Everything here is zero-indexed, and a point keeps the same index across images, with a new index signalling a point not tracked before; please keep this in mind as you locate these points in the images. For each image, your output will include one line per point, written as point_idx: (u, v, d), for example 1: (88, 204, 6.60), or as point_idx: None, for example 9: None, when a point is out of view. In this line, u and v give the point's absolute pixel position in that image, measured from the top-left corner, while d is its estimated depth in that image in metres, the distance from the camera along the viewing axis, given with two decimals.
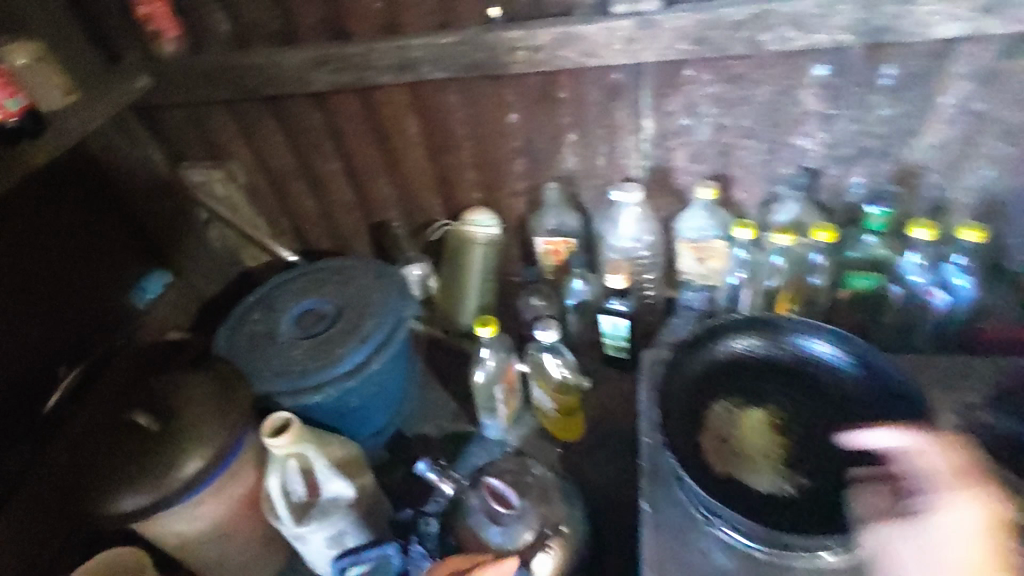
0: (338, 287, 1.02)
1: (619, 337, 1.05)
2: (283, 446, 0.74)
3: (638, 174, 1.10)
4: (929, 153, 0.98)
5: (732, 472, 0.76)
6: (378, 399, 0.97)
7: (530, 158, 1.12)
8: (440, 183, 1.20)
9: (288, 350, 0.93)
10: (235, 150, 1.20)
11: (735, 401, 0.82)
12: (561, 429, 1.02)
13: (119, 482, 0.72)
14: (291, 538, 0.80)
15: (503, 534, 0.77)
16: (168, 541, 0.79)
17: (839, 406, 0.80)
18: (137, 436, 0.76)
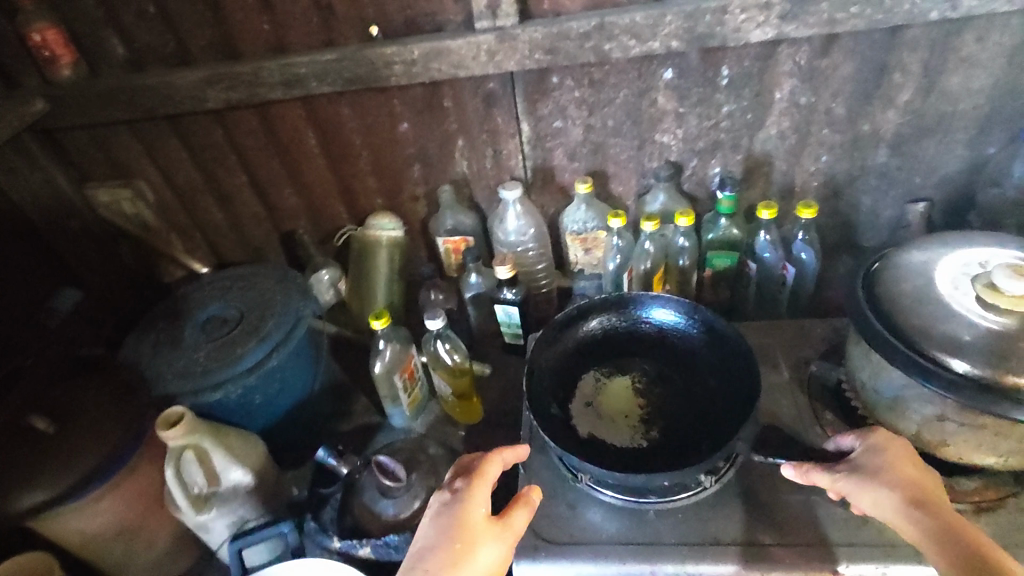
0: (239, 293, 1.08)
1: (513, 325, 1.15)
2: (177, 438, 0.79)
3: (524, 173, 1.19)
4: (771, 143, 1.11)
5: (595, 432, 0.84)
6: (281, 395, 1.02)
7: (425, 164, 1.20)
8: (344, 192, 1.26)
9: (188, 354, 0.98)
10: (141, 168, 1.23)
11: (600, 369, 0.92)
12: (460, 412, 1.09)
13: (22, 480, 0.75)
14: (195, 527, 0.85)
15: (394, 504, 0.84)
16: (73, 536, 0.82)
17: (685, 366, 0.91)
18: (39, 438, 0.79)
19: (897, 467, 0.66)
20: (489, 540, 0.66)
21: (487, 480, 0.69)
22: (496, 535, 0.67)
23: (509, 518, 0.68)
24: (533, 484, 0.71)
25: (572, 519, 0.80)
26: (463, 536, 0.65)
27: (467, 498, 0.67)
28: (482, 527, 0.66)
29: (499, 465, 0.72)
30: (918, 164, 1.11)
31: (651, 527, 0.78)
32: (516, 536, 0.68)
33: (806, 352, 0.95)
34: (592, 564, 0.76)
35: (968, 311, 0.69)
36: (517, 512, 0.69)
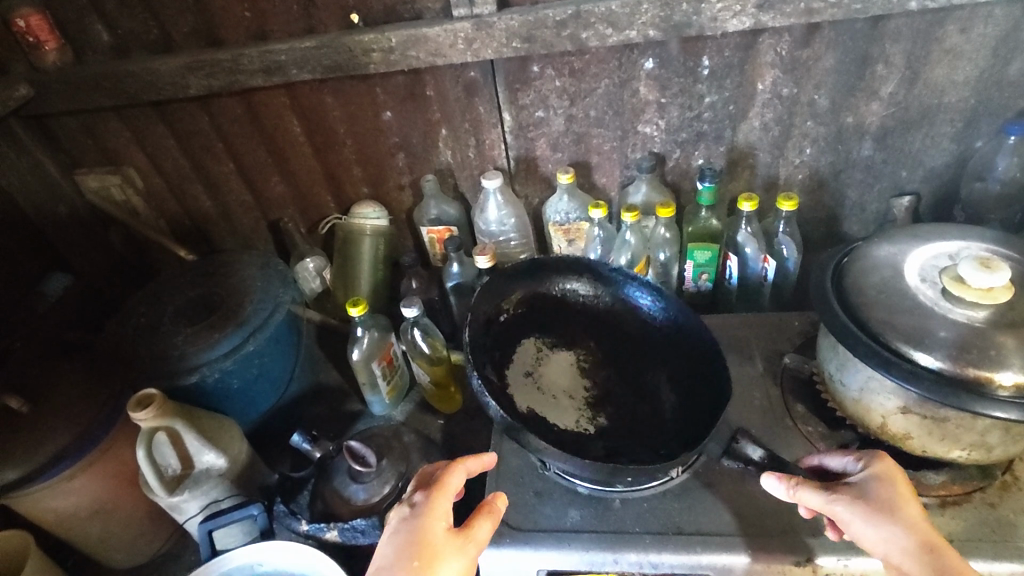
0: (222, 279, 1.09)
1: None
2: (148, 420, 0.80)
3: (507, 162, 1.19)
4: (754, 136, 1.10)
5: (534, 406, 0.83)
6: (259, 380, 1.04)
7: (410, 153, 1.20)
8: (329, 180, 1.27)
9: (168, 338, 0.98)
10: (129, 155, 1.24)
11: (545, 339, 0.93)
12: (439, 402, 1.10)
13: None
14: (168, 507, 0.86)
15: (364, 489, 0.85)
16: (47, 513, 0.84)
17: (636, 349, 0.92)
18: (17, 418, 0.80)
19: (909, 504, 0.62)
20: (450, 553, 0.66)
21: (448, 492, 0.70)
22: (458, 548, 0.67)
23: (473, 529, 0.69)
24: (496, 493, 0.72)
25: (538, 508, 0.80)
26: (423, 550, 0.65)
27: (427, 511, 0.68)
28: (443, 540, 0.66)
29: (462, 476, 0.72)
30: (903, 157, 1.10)
31: (616, 516, 0.77)
32: (479, 547, 0.68)
33: (782, 344, 0.94)
34: (556, 551, 0.75)
35: (934, 304, 0.68)
36: (480, 522, 0.69)
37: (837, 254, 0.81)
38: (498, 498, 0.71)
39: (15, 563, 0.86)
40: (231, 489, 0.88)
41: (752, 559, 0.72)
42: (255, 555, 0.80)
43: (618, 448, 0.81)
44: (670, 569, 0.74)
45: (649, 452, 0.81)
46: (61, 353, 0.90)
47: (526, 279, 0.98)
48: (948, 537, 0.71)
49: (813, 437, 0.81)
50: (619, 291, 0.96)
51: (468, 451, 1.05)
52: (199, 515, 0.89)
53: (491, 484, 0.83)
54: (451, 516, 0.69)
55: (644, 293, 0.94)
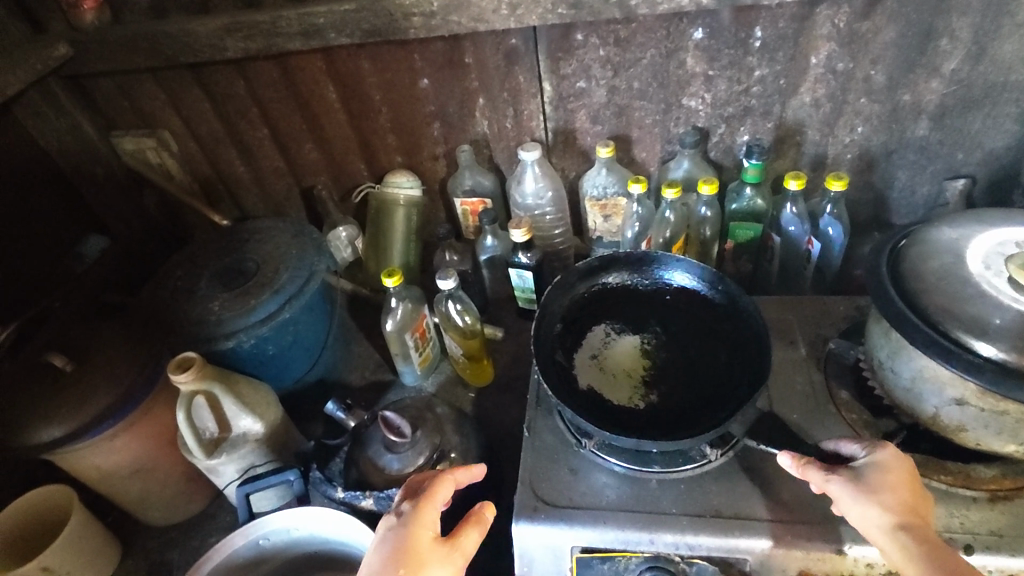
0: (257, 245, 1.09)
1: (527, 289, 1.14)
2: (188, 384, 0.80)
3: (546, 134, 1.17)
4: (805, 112, 1.06)
5: (595, 385, 0.85)
6: (294, 347, 1.04)
7: (446, 122, 1.18)
8: (363, 148, 1.25)
9: (206, 302, 0.99)
10: (166, 118, 1.24)
11: (612, 324, 0.92)
12: (470, 374, 1.10)
13: (44, 413, 0.78)
14: (206, 470, 0.88)
15: (398, 459, 0.84)
16: (90, 469, 0.85)
17: (704, 328, 0.91)
18: (61, 377, 0.81)
19: (898, 489, 0.64)
20: (437, 562, 0.65)
21: (436, 501, 0.69)
22: (445, 557, 0.66)
23: (460, 538, 0.68)
24: (485, 504, 0.71)
25: (573, 485, 0.79)
26: (410, 559, 0.64)
27: (414, 520, 0.67)
28: (430, 549, 0.66)
29: (450, 486, 0.71)
30: (961, 138, 1.05)
31: (652, 496, 0.77)
32: (466, 556, 0.68)
33: (826, 329, 0.92)
34: (591, 529, 0.74)
35: (1000, 293, 0.65)
36: (468, 532, 0.69)
37: (894, 237, 0.77)
38: (488, 508, 0.71)
39: (60, 515, 0.89)
40: (267, 454, 0.89)
41: (793, 547, 0.70)
42: (293, 519, 0.80)
43: (673, 422, 0.80)
44: (705, 552, 0.72)
45: (700, 420, 0.80)
46: (102, 313, 0.91)
47: (586, 278, 0.98)
48: (998, 532, 0.68)
49: (858, 425, 0.79)
50: (664, 280, 0.97)
51: (499, 425, 1.05)
52: (237, 479, 0.90)
53: (526, 459, 0.82)
54: (438, 525, 0.68)
55: (690, 274, 0.96)
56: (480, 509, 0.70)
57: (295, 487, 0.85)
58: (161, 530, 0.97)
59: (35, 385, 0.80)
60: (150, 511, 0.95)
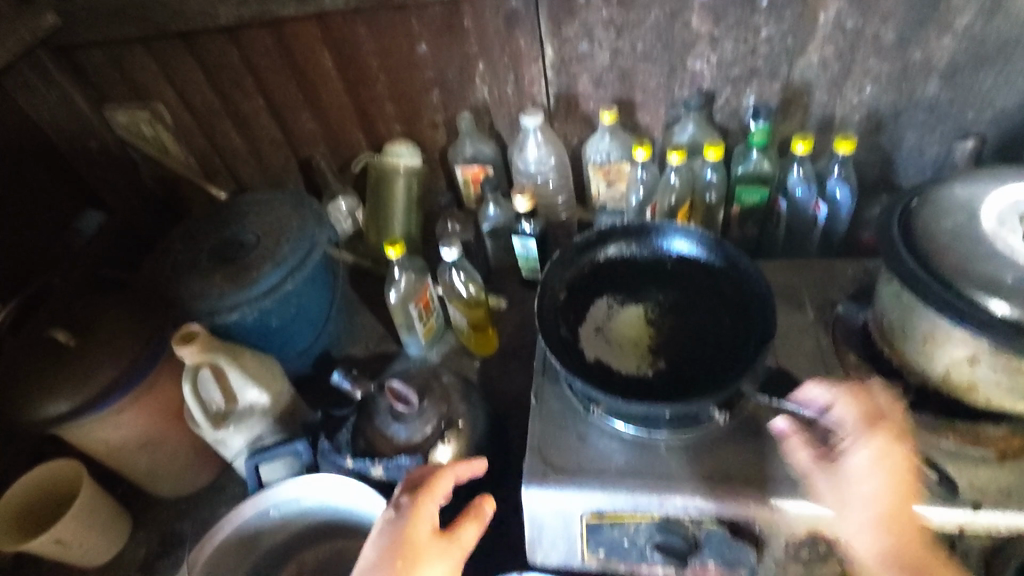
0: (257, 217, 1.07)
1: (530, 259, 1.12)
2: (193, 356, 0.80)
3: (547, 100, 1.14)
4: (813, 72, 1.03)
5: (601, 357, 0.85)
6: (297, 320, 1.03)
7: (445, 90, 1.16)
8: (361, 118, 1.23)
9: (208, 275, 0.98)
10: (158, 89, 1.21)
11: (614, 296, 0.91)
12: (475, 344, 1.09)
13: (51, 388, 0.78)
14: (214, 442, 0.88)
15: (406, 429, 0.84)
16: (99, 443, 0.85)
17: (707, 291, 0.89)
18: (66, 352, 0.81)
19: (879, 469, 0.66)
20: (436, 555, 0.66)
21: (436, 494, 0.70)
22: (443, 550, 0.67)
23: (459, 532, 0.69)
24: (484, 499, 0.72)
25: (581, 450, 0.79)
26: (408, 551, 0.65)
27: (413, 513, 0.68)
28: (428, 542, 0.67)
29: (450, 481, 0.72)
30: (972, 97, 1.03)
31: (661, 460, 0.77)
32: (466, 550, 0.69)
33: (834, 293, 0.91)
34: (601, 494, 0.74)
35: (1013, 251, 0.64)
36: (467, 526, 0.70)
37: (904, 196, 0.76)
38: (486, 502, 0.72)
39: (71, 488, 0.89)
40: (275, 426, 0.89)
41: (803, 508, 0.70)
42: (303, 488, 0.81)
43: (678, 389, 0.80)
44: (715, 514, 0.72)
45: (702, 387, 0.79)
46: (103, 287, 0.90)
47: (585, 252, 0.95)
48: (1006, 491, 0.69)
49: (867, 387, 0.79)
50: (662, 245, 0.94)
51: (505, 395, 1.05)
52: (245, 451, 0.90)
53: (534, 426, 0.82)
54: (437, 519, 0.69)
55: (692, 240, 0.93)
56: (478, 505, 0.72)
57: (305, 457, 0.86)
58: (172, 504, 0.98)
59: (40, 361, 0.80)
60: (161, 484, 0.95)
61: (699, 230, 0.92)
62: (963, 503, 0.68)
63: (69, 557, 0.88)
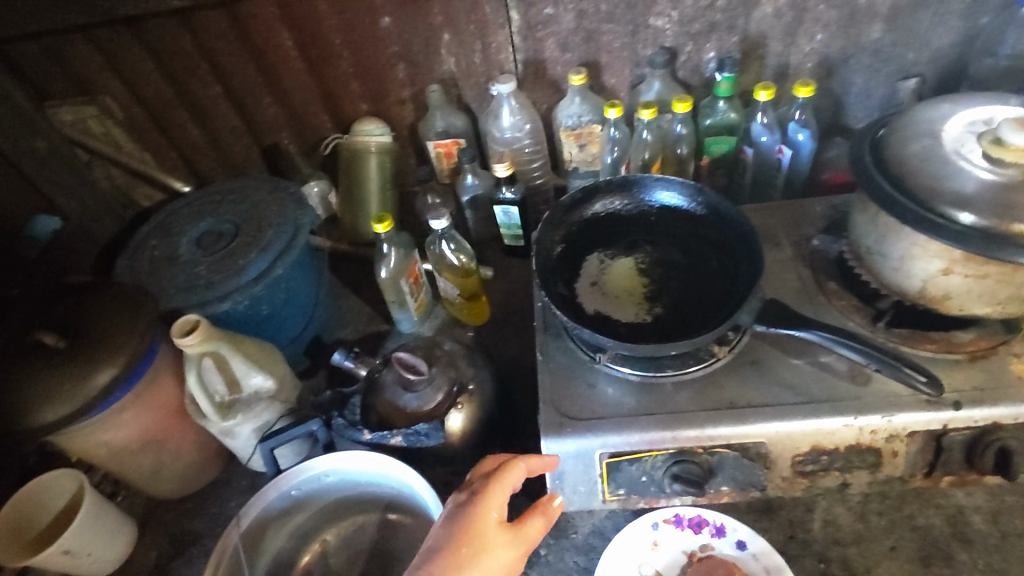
0: (234, 205, 1.04)
1: (513, 225, 1.14)
2: (194, 345, 0.79)
3: (515, 67, 1.15)
4: (768, 23, 1.08)
5: (601, 309, 0.87)
6: (288, 306, 1.01)
7: (411, 63, 1.15)
8: (326, 98, 1.20)
9: (192, 268, 0.96)
10: (104, 82, 1.15)
11: (604, 251, 0.94)
12: (468, 314, 1.11)
13: (49, 393, 0.76)
14: (221, 434, 0.86)
15: (418, 399, 0.85)
16: (101, 445, 0.83)
17: (691, 237, 0.94)
18: (57, 355, 0.78)
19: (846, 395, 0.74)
20: (501, 546, 0.67)
21: (505, 485, 0.70)
22: (507, 543, 0.68)
23: (525, 525, 0.69)
24: (551, 494, 0.72)
25: (593, 398, 0.82)
26: (474, 539, 0.66)
27: (484, 501, 0.68)
28: (494, 533, 0.67)
29: (522, 471, 0.72)
30: (911, 38, 1.10)
31: (669, 398, 0.81)
32: (528, 544, 0.69)
33: (807, 229, 0.96)
34: (618, 436, 0.78)
35: (974, 167, 0.70)
36: (532, 520, 0.70)
37: (870, 129, 0.82)
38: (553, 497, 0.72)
39: (71, 499, 0.86)
40: (283, 411, 0.87)
41: (805, 425, 0.75)
42: (325, 465, 0.82)
43: (678, 330, 0.84)
44: (726, 442, 0.77)
45: (700, 326, 0.84)
46: (84, 286, 0.86)
47: (572, 210, 0.97)
48: (980, 387, 0.75)
49: (848, 310, 0.85)
50: (645, 197, 0.97)
51: (503, 359, 1.07)
52: (253, 440, 0.89)
53: (544, 380, 0.85)
54: (503, 510, 0.69)
55: (674, 190, 0.97)
56: (548, 500, 0.72)
57: (319, 436, 0.86)
58: (178, 502, 0.96)
59: (31, 367, 0.77)
60: (166, 485, 0.93)
61: (679, 180, 0.96)
62: (944, 405, 0.74)
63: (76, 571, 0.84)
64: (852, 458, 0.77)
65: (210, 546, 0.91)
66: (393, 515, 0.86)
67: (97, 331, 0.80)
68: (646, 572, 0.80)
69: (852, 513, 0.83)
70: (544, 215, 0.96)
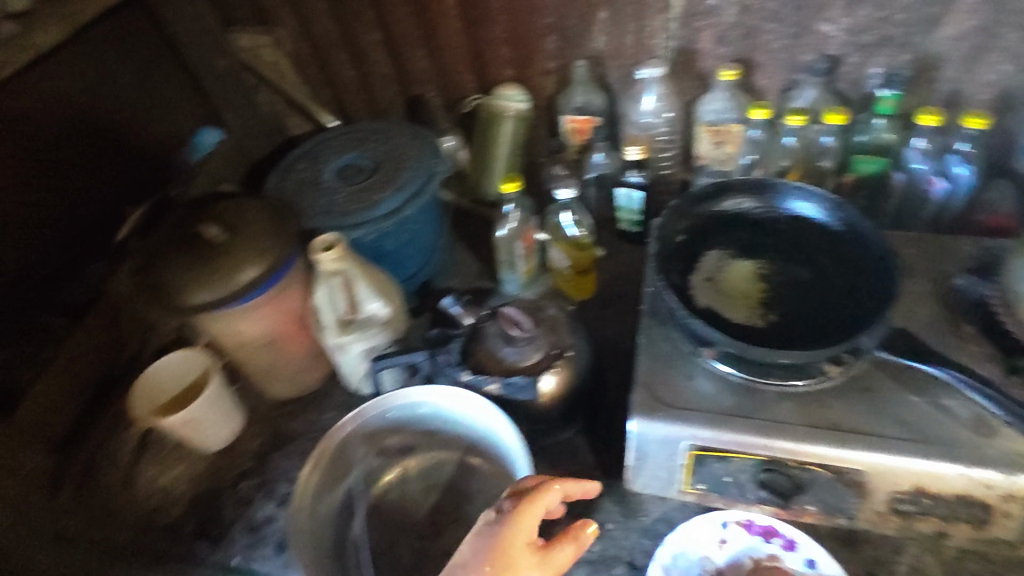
0: (376, 144, 1.11)
1: (633, 209, 1.14)
2: (330, 261, 0.85)
3: (666, 54, 1.14)
4: (949, 44, 1.01)
5: (712, 304, 0.86)
6: (408, 246, 1.07)
7: (563, 36, 1.16)
8: (474, 59, 1.25)
9: (332, 194, 1.03)
10: (281, 15, 1.25)
11: (725, 250, 0.92)
12: (574, 287, 1.13)
13: (203, 278, 0.85)
14: (333, 349, 0.93)
15: (517, 352, 0.87)
16: (233, 335, 0.92)
17: (822, 251, 0.90)
18: (214, 248, 0.87)
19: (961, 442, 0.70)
20: (527, 570, 0.67)
21: (539, 506, 0.69)
22: (533, 566, 0.67)
23: (554, 551, 0.69)
24: (584, 522, 0.71)
25: (688, 388, 0.82)
26: (501, 562, 0.66)
27: (514, 522, 0.68)
28: (522, 555, 0.67)
29: (558, 493, 0.71)
30: None
31: (768, 406, 0.79)
32: (556, 570, 0.68)
33: (951, 266, 0.91)
34: (709, 431, 0.77)
35: None
36: (563, 546, 0.70)
37: None
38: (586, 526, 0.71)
39: (198, 375, 0.96)
40: (392, 340, 0.93)
41: (912, 464, 0.72)
42: (421, 395, 0.88)
43: (790, 341, 0.82)
44: (821, 461, 0.74)
45: (815, 341, 0.81)
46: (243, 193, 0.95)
47: (700, 203, 0.96)
48: None
49: (979, 357, 0.80)
50: (781, 203, 0.95)
51: (600, 338, 1.08)
52: (359, 362, 0.95)
53: (642, 363, 0.85)
54: (533, 534, 0.69)
55: (812, 201, 0.94)
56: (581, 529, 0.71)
57: (422, 368, 0.91)
58: (282, 403, 1.05)
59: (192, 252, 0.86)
60: (276, 383, 1.02)
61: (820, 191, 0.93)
62: None
63: (194, 443, 0.96)
64: (957, 510, 0.73)
65: (304, 449, 0.99)
66: (475, 461, 0.90)
67: (250, 233, 0.88)
68: (706, 562, 0.80)
69: (944, 565, 0.79)
70: (670, 203, 0.96)
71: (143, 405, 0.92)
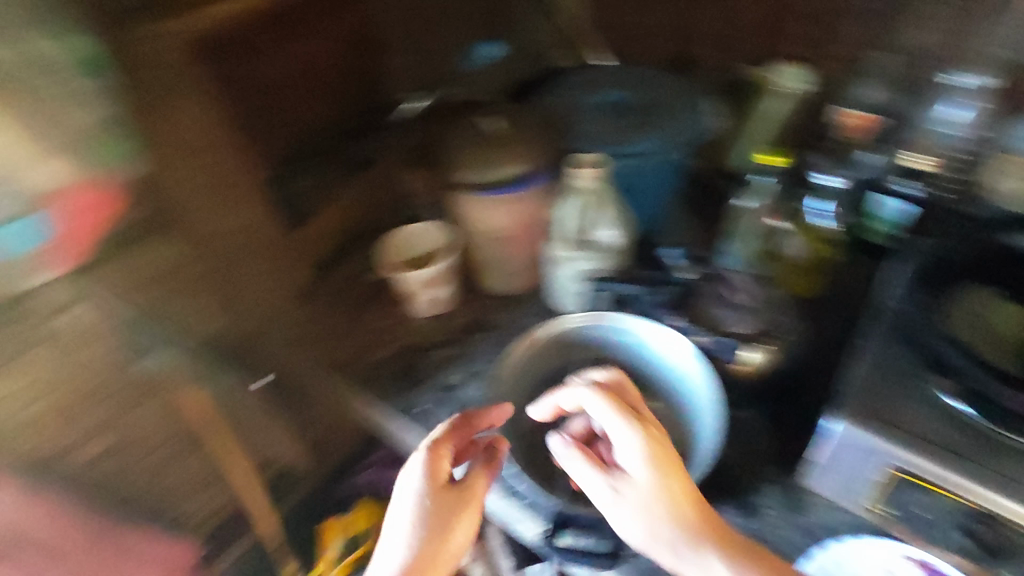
0: (643, 90, 1.13)
1: (893, 222, 1.06)
2: (589, 178, 0.92)
3: (992, 67, 1.08)
4: None
5: (971, 338, 0.78)
6: (645, 193, 1.06)
7: (877, 23, 1.12)
8: (764, 29, 1.21)
9: (595, 122, 1.05)
10: None
11: (998, 292, 0.86)
12: (808, 285, 1.05)
13: (477, 161, 0.96)
14: (555, 263, 0.99)
15: (734, 310, 0.96)
16: (478, 218, 1.02)
17: None
18: (489, 139, 0.97)
19: None
20: (458, 516, 0.81)
21: (445, 446, 0.82)
22: (455, 500, 0.81)
23: (472, 483, 0.82)
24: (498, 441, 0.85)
25: (917, 411, 0.75)
26: (440, 532, 0.80)
27: (433, 458, 0.82)
28: (438, 495, 0.81)
29: (460, 440, 0.83)
30: None
31: (1006, 459, 0.71)
32: (475, 498, 0.82)
33: None
34: (929, 459, 0.71)
35: None
36: (476, 475, 0.83)
37: None
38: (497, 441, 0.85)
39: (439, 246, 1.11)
40: (610, 271, 0.98)
41: None
42: (632, 324, 0.92)
43: None
44: None
45: None
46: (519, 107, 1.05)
47: (980, 241, 0.92)
48: None
49: None
50: None
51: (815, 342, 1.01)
52: (571, 283, 1.00)
53: (866, 368, 0.79)
54: (447, 470, 0.82)
55: None
56: (496, 451, 0.85)
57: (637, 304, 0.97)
58: (489, 297, 1.14)
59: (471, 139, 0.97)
60: (491, 277, 1.12)
61: None
62: None
63: (416, 300, 1.10)
64: None
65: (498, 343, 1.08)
66: (656, 403, 0.92)
67: (521, 135, 0.98)
68: None
69: None
70: (947, 235, 0.93)
71: (385, 260, 1.11)
